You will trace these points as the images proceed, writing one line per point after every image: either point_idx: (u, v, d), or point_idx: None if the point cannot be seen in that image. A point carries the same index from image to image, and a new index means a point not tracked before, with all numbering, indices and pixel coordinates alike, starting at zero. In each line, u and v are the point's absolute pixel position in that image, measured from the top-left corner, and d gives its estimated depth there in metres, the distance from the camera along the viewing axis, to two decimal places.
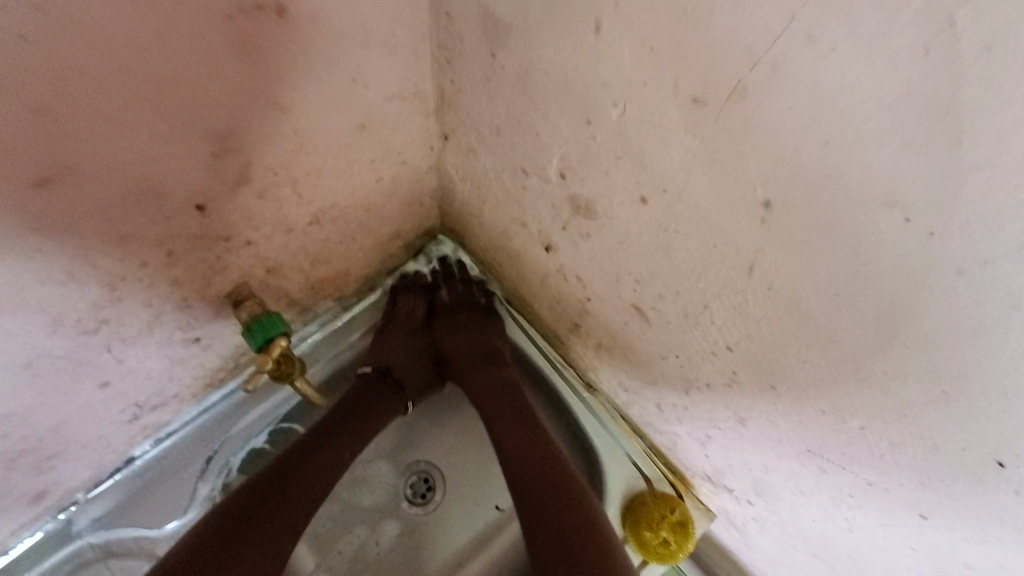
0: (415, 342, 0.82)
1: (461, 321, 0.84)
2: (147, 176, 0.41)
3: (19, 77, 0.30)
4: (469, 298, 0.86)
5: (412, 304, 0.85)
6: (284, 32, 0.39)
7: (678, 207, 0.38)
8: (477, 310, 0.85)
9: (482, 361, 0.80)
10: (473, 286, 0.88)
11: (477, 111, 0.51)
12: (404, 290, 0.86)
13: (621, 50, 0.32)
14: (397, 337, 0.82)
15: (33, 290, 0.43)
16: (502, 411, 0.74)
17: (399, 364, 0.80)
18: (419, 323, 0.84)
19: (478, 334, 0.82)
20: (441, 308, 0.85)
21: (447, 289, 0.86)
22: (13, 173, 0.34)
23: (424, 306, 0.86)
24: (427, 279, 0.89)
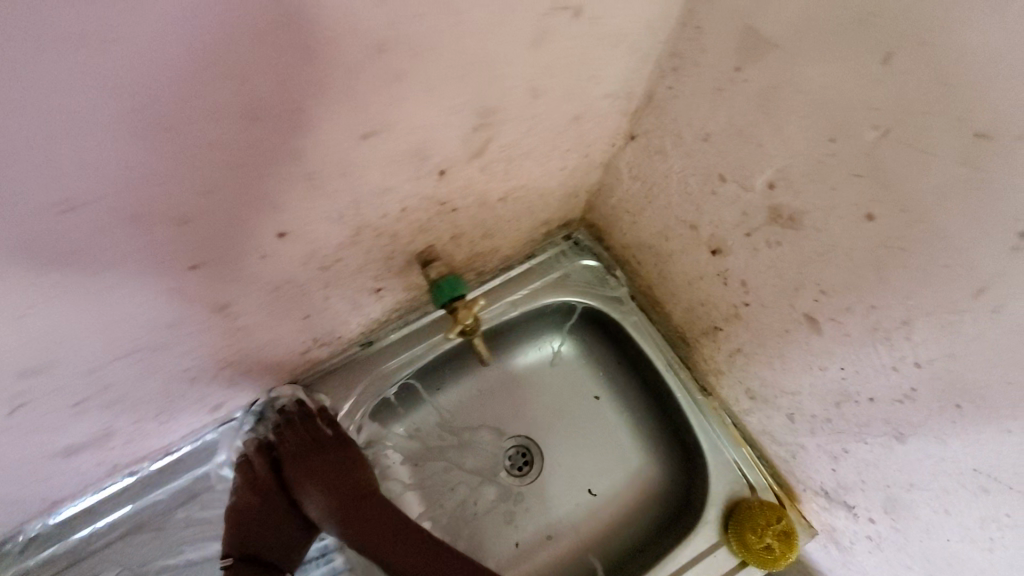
0: (268, 503, 0.76)
1: (336, 461, 0.79)
2: (427, 141, 0.48)
3: (398, 45, 0.38)
4: (320, 437, 0.82)
5: (260, 462, 0.80)
6: (570, 31, 0.45)
7: (912, 226, 0.41)
8: (330, 447, 0.80)
9: (337, 500, 0.75)
10: (319, 420, 0.83)
11: (688, 117, 0.56)
12: (278, 434, 0.82)
13: (911, 80, 0.35)
14: (271, 504, 0.76)
15: (313, 224, 0.51)
16: (369, 523, 0.74)
17: (268, 546, 0.74)
18: (263, 488, 0.77)
19: (353, 470, 0.79)
20: (295, 448, 0.80)
21: (290, 437, 0.81)
22: (357, 123, 0.42)
23: (290, 443, 0.80)
24: (302, 417, 0.83)
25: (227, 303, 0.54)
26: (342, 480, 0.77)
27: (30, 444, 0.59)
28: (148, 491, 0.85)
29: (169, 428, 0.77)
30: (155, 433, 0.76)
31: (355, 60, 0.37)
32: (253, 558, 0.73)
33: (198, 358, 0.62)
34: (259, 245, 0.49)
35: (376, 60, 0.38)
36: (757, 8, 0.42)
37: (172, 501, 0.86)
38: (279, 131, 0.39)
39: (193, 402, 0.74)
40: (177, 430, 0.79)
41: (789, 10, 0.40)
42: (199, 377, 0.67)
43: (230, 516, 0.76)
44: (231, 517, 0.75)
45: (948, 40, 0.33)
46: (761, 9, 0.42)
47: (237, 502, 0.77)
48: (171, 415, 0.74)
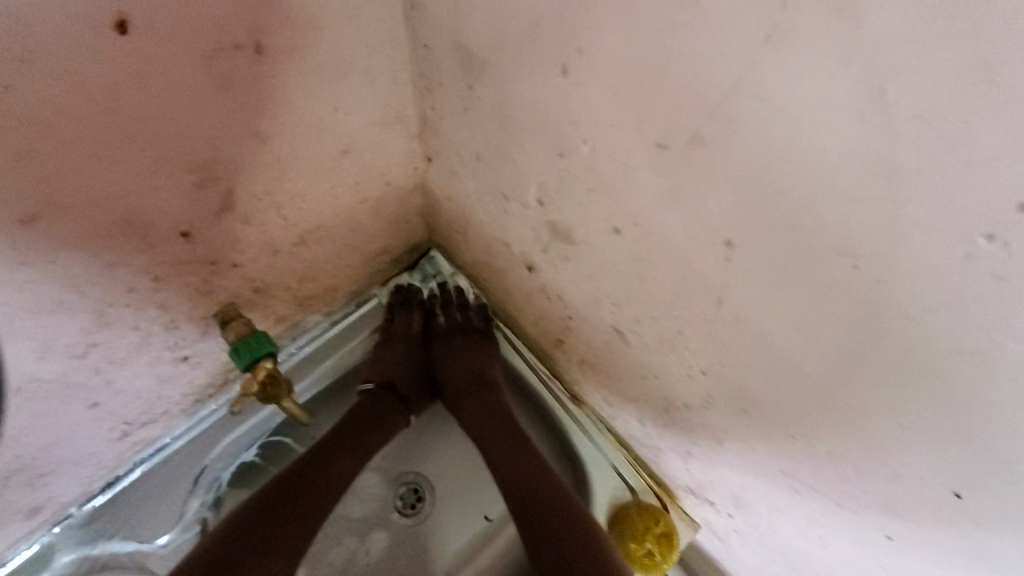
0: (410, 350, 0.83)
1: (463, 343, 0.84)
2: (130, 209, 0.42)
3: (3, 121, 0.31)
4: (465, 324, 0.87)
5: (411, 320, 0.86)
6: (264, 67, 0.40)
7: (650, 239, 0.39)
8: (469, 335, 0.85)
9: (472, 381, 0.80)
10: (470, 312, 0.89)
11: (458, 137, 0.52)
12: (420, 305, 0.88)
13: (589, 93, 0.32)
14: (409, 360, 0.83)
15: (20, 318, 0.44)
16: (488, 422, 0.77)
17: (399, 378, 0.80)
18: (415, 341, 0.85)
19: (468, 360, 0.82)
20: (450, 328, 0.86)
21: (443, 317, 0.87)
22: (1, 211, 0.35)
23: (436, 322, 0.87)
24: (423, 303, 0.88)
25: None
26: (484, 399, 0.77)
27: None
28: None
29: None
30: None
31: None
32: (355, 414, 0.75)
33: None
34: None
35: None
36: (456, 23, 0.39)
37: None
38: None
39: None
40: None
41: (479, 24, 0.37)
42: None
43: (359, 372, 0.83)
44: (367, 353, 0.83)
45: (598, 49, 0.30)
46: (460, 25, 0.38)
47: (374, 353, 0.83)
48: None
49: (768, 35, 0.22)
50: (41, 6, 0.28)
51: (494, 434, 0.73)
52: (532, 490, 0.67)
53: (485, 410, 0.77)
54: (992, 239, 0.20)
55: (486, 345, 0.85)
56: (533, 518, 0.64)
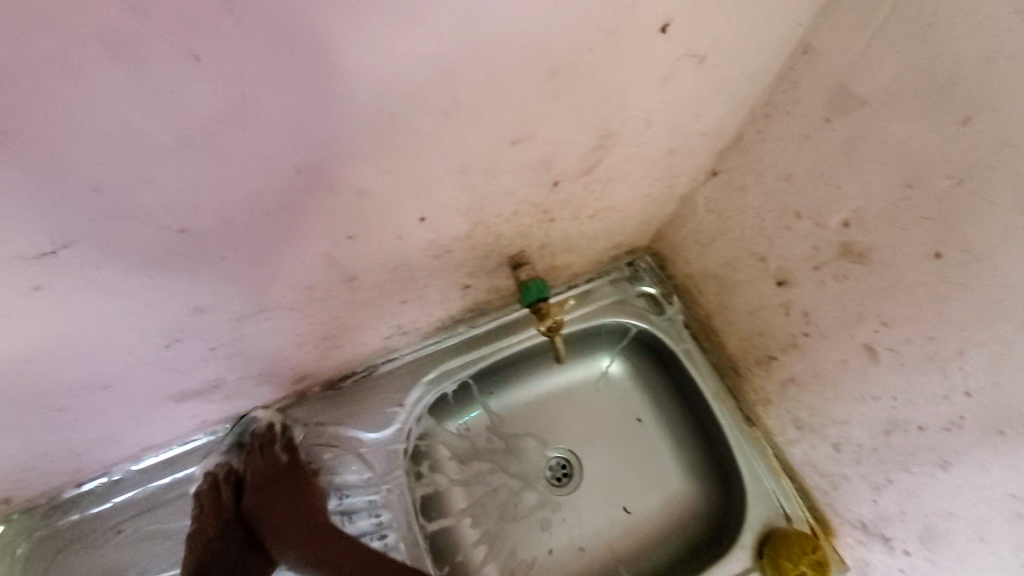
0: (227, 535, 0.78)
1: (296, 487, 0.83)
2: (552, 154, 0.56)
3: (565, 71, 0.46)
4: (275, 463, 0.86)
5: (220, 494, 0.82)
6: (691, 75, 0.53)
7: (977, 265, 0.48)
8: (278, 469, 0.85)
9: (281, 527, 0.79)
10: (282, 446, 0.88)
11: (773, 159, 0.64)
12: (218, 484, 0.84)
13: (988, 139, 0.43)
14: (235, 537, 0.79)
15: (446, 214, 0.59)
16: (312, 541, 0.78)
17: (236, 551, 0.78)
18: (226, 517, 0.80)
19: (292, 497, 0.82)
20: (253, 479, 0.83)
21: (251, 468, 0.84)
22: (511, 130, 0.50)
23: (237, 491, 0.83)
24: (281, 446, 0.88)
25: (356, 275, 0.63)
26: (313, 518, 0.80)
27: (164, 380, 0.68)
28: None
29: (258, 392, 0.85)
30: (249, 394, 0.84)
31: (529, 81, 0.45)
32: None
33: (313, 325, 0.70)
34: (401, 227, 0.58)
35: (543, 82, 0.46)
36: (853, 70, 0.51)
37: None
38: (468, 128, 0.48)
39: (285, 370, 0.82)
40: (265, 394, 0.87)
41: (883, 74, 0.48)
42: (302, 344, 0.75)
43: (189, 547, 0.78)
44: (192, 541, 0.78)
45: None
46: (857, 71, 0.50)
47: (196, 525, 0.80)
48: (268, 379, 0.82)
49: None
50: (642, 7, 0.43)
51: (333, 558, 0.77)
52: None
53: (303, 522, 0.80)
54: None
55: (286, 474, 0.84)
56: None
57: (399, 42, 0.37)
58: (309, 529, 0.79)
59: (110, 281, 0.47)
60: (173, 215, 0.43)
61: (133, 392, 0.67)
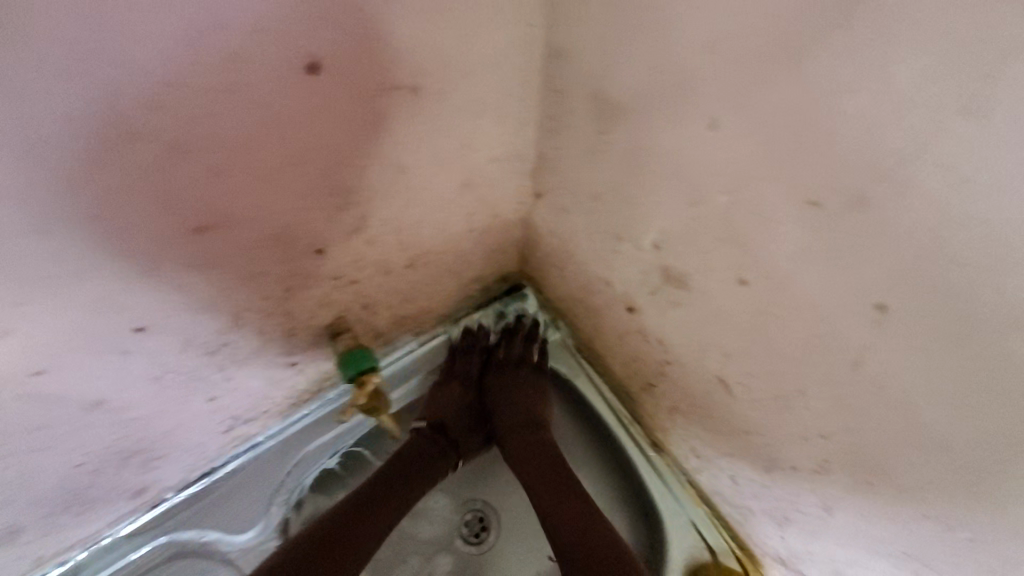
0: (462, 404, 0.82)
1: (518, 376, 0.84)
2: (280, 226, 0.46)
3: (205, 146, 0.36)
4: (527, 360, 0.86)
5: (472, 366, 0.86)
6: (416, 105, 0.43)
7: (780, 294, 0.38)
8: (517, 368, 0.85)
9: (523, 417, 0.79)
10: (533, 346, 0.88)
11: (576, 176, 0.54)
12: (499, 344, 0.88)
13: (740, 149, 0.33)
14: (456, 389, 0.84)
15: (177, 314, 0.48)
16: (535, 443, 0.76)
17: (452, 421, 0.80)
18: (472, 390, 0.85)
19: (536, 402, 0.80)
20: (500, 367, 0.86)
21: (503, 351, 0.87)
22: (185, 220, 0.40)
23: (511, 354, 0.86)
24: (525, 338, 0.88)
25: (102, 398, 0.52)
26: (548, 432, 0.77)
27: None
28: None
29: (86, 518, 0.74)
30: (73, 523, 0.73)
31: (154, 165, 0.35)
32: (440, 427, 0.79)
33: (93, 450, 0.59)
34: (119, 342, 0.47)
35: (180, 161, 0.36)
36: (599, 72, 0.40)
37: None
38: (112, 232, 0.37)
39: (106, 491, 0.71)
40: (101, 516, 0.76)
41: (624, 75, 0.38)
42: (103, 467, 0.65)
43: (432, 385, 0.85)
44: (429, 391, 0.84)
45: (763, 109, 0.30)
46: (602, 73, 0.40)
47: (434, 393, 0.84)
48: (88, 505, 0.71)
49: (967, 109, 0.22)
50: (257, 45, 0.33)
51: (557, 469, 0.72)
52: (587, 519, 0.67)
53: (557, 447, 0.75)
54: None
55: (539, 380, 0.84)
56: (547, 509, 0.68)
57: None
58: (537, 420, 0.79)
59: None
60: None
61: None
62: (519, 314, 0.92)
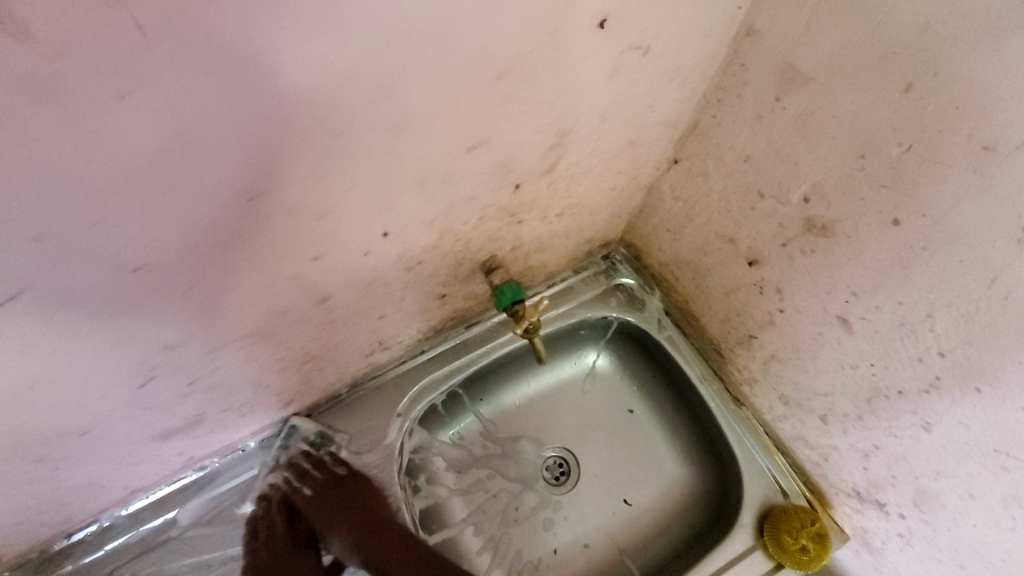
0: (298, 556, 0.87)
1: (342, 492, 0.90)
2: (510, 158, 0.56)
3: (514, 74, 0.46)
4: (326, 475, 0.92)
5: (274, 520, 0.89)
6: (639, 66, 0.53)
7: (934, 229, 0.49)
8: (330, 482, 0.91)
9: (358, 534, 0.87)
10: (339, 463, 0.93)
11: (730, 142, 0.65)
12: (305, 474, 0.92)
13: (928, 105, 0.44)
14: (280, 550, 0.87)
15: (411, 225, 0.59)
16: (386, 543, 0.87)
17: (294, 575, 0.85)
18: (292, 536, 0.89)
19: (367, 504, 0.89)
20: (303, 500, 0.90)
21: (307, 485, 0.91)
22: (466, 138, 0.50)
23: (314, 485, 0.91)
24: (312, 462, 0.93)
25: (327, 295, 0.63)
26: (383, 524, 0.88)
27: (141, 420, 0.67)
28: (211, 486, 0.91)
29: (242, 423, 0.84)
30: (233, 425, 0.83)
31: (478, 85, 0.45)
32: None
33: (290, 349, 0.70)
34: (366, 244, 0.57)
35: (494, 84, 0.46)
36: (795, 48, 0.51)
37: (231, 498, 0.91)
38: (424, 139, 0.48)
39: (270, 396, 0.81)
40: (251, 424, 0.86)
41: (824, 50, 0.49)
42: (282, 370, 0.75)
43: (247, 571, 0.86)
44: (249, 571, 0.86)
45: (962, 72, 0.41)
46: (799, 50, 0.51)
47: (254, 561, 0.86)
48: (250, 408, 0.81)
49: None
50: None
51: (386, 551, 0.86)
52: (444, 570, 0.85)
53: (390, 544, 0.86)
54: None
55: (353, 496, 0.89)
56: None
57: (338, 56, 0.37)
58: (376, 516, 0.88)
59: (74, 327, 0.46)
60: (124, 251, 0.42)
61: (114, 435, 0.66)
62: (613, 279, 1.04)
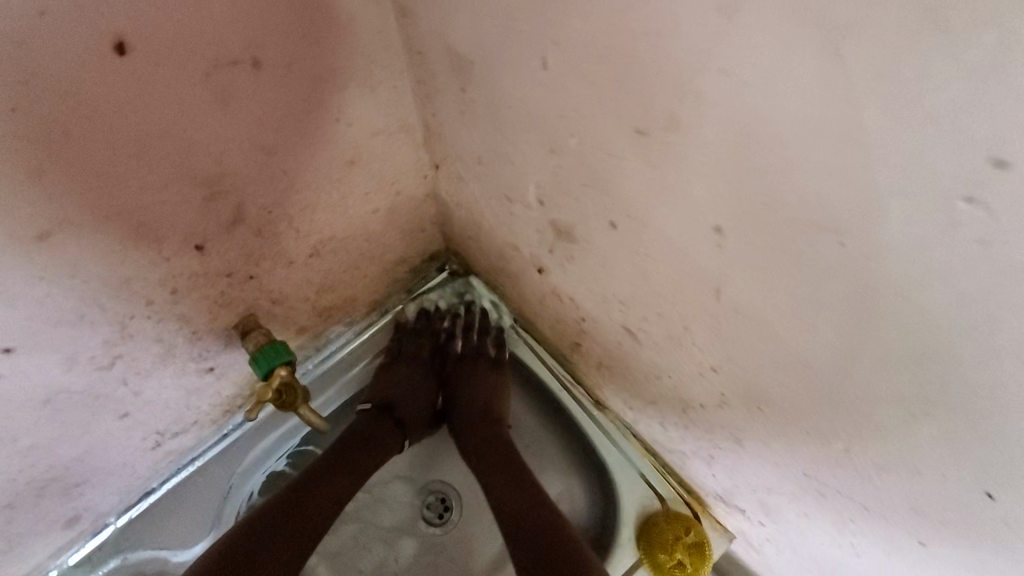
0: (419, 384, 0.83)
1: (485, 368, 0.84)
2: (141, 224, 0.44)
3: (15, 143, 0.33)
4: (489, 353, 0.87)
5: (404, 354, 0.86)
6: (258, 81, 0.41)
7: (644, 232, 0.37)
8: (485, 359, 0.86)
9: (469, 404, 0.80)
10: (487, 339, 0.89)
11: (459, 141, 0.53)
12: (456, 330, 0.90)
13: (569, 85, 0.32)
14: (420, 376, 0.84)
15: (45, 329, 0.46)
16: (508, 486, 0.69)
17: (399, 404, 0.80)
18: (426, 367, 0.86)
19: (482, 380, 0.83)
20: (461, 360, 0.86)
21: (461, 341, 0.89)
22: (16, 228, 0.37)
23: (467, 345, 0.88)
24: (461, 325, 0.90)
25: None
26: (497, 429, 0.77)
27: None
28: None
29: (18, 554, 0.71)
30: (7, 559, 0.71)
31: None
32: (387, 407, 0.80)
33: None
34: None
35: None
36: (443, 26, 0.39)
37: None
38: None
39: (32, 523, 0.68)
40: (38, 551, 0.74)
41: (464, 25, 0.37)
42: (18, 501, 0.62)
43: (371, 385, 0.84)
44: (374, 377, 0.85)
45: (575, 35, 0.29)
46: (447, 27, 0.39)
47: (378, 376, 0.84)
48: (17, 541, 0.69)
49: (725, 5, 0.21)
50: (38, 25, 0.30)
51: (501, 450, 0.74)
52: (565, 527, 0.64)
53: (508, 448, 0.75)
54: (972, 203, 0.19)
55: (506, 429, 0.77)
56: (514, 504, 0.67)
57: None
58: (490, 398, 0.81)
59: None
60: None
61: None
62: (457, 292, 0.92)
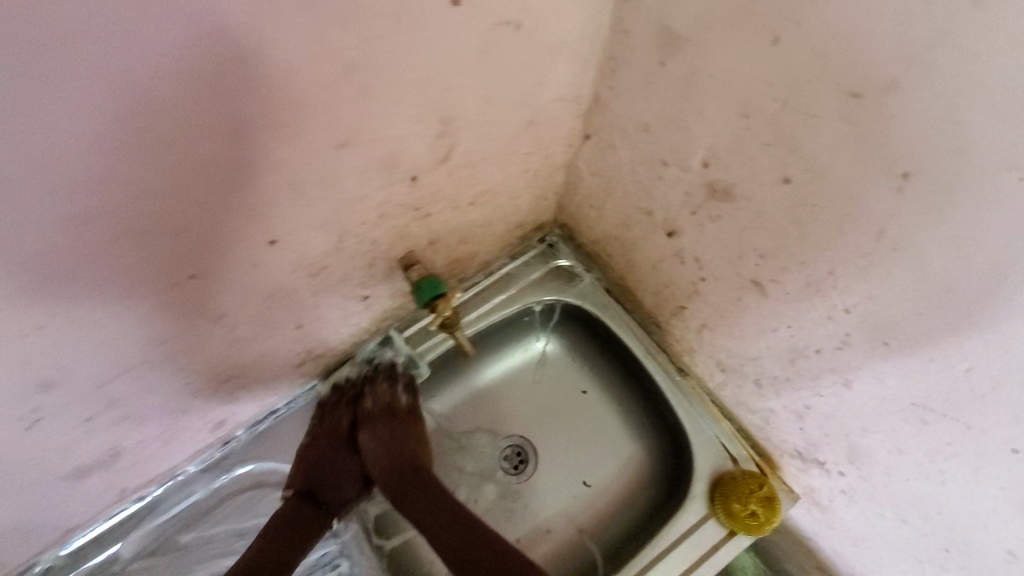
0: (332, 453, 0.81)
1: (394, 424, 0.80)
2: (391, 150, 0.54)
3: (364, 63, 0.43)
4: (397, 406, 0.84)
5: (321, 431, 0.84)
6: (514, 40, 0.51)
7: (819, 183, 0.47)
8: (400, 416, 0.82)
9: (394, 463, 0.76)
10: (398, 385, 0.88)
11: (630, 111, 0.63)
12: (356, 395, 0.87)
13: (793, 57, 0.42)
14: (335, 449, 0.82)
15: (298, 229, 0.56)
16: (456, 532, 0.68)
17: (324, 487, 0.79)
18: (341, 437, 0.82)
19: (411, 440, 0.79)
20: (376, 415, 0.82)
21: (370, 398, 0.85)
22: (328, 135, 0.48)
23: (377, 402, 0.84)
24: (380, 381, 0.88)
25: (222, 312, 0.60)
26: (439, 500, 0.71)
27: (42, 463, 0.63)
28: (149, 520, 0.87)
29: (169, 450, 0.80)
30: (159, 454, 0.79)
31: (320, 79, 0.42)
32: (309, 493, 0.78)
33: (199, 368, 0.66)
34: (250, 253, 0.54)
35: (345, 75, 0.43)
36: (668, 9, 0.50)
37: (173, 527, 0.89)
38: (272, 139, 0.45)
39: (193, 420, 0.77)
40: (182, 450, 0.83)
41: (694, 10, 0.48)
42: (199, 392, 0.72)
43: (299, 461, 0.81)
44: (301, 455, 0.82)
45: (819, 18, 0.39)
46: (672, 11, 0.49)
47: (304, 451, 0.82)
48: (175, 435, 0.78)
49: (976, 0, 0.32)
50: None
51: (436, 515, 0.70)
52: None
53: (438, 511, 0.70)
54: None
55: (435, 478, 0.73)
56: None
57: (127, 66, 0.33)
58: (416, 450, 0.78)
59: None
60: None
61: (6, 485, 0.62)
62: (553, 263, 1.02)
